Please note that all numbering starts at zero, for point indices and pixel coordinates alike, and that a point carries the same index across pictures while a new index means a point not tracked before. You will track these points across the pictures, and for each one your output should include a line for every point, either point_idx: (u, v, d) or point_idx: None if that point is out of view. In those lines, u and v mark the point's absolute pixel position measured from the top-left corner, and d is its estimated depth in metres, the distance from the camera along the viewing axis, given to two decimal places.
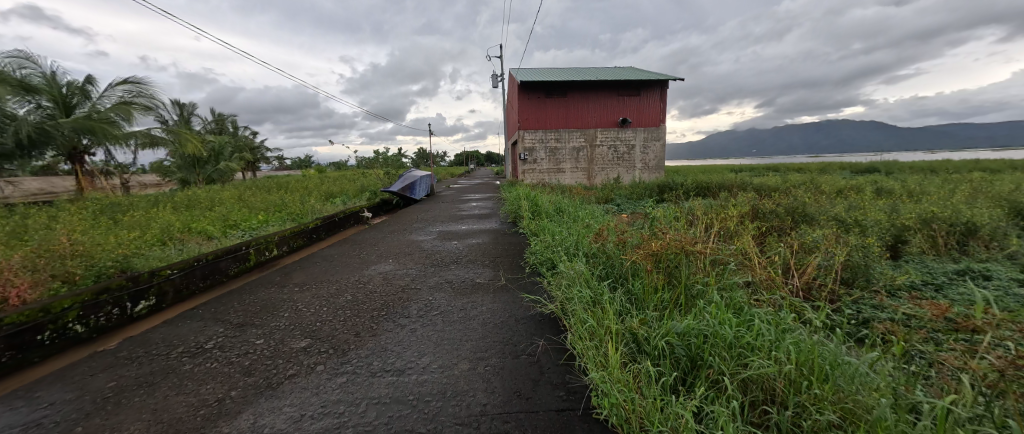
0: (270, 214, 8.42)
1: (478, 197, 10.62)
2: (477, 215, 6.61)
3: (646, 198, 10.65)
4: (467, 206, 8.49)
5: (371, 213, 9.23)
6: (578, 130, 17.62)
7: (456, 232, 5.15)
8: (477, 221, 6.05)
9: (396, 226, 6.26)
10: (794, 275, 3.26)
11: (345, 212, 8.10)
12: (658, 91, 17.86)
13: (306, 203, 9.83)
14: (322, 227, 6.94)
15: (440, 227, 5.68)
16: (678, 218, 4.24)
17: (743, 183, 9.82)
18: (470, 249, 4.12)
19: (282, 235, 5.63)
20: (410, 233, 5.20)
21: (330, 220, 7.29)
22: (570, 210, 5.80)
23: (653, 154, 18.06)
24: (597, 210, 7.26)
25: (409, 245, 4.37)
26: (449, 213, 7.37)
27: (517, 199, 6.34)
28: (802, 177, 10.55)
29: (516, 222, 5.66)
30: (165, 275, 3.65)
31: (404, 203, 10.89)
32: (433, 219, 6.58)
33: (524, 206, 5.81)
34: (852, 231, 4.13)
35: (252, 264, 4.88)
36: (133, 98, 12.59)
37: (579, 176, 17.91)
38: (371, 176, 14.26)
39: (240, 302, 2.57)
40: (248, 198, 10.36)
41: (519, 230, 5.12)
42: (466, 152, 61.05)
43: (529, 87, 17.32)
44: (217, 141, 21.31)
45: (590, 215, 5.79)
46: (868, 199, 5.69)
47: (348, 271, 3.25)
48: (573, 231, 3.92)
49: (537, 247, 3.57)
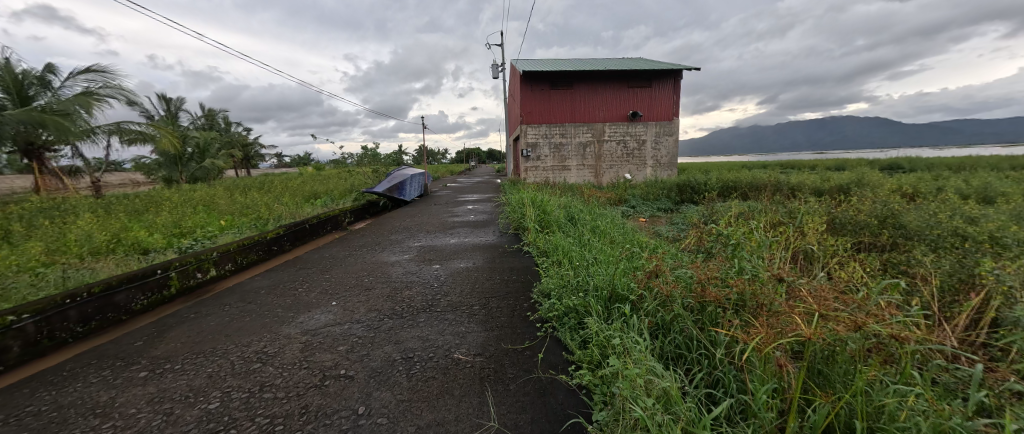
0: (234, 220, 7.27)
1: (475, 200, 9.39)
2: (470, 225, 5.40)
3: (666, 199, 9.43)
4: (462, 210, 7.34)
5: (352, 217, 8.10)
6: (585, 124, 16.39)
7: (442, 250, 3.96)
8: (469, 233, 4.85)
9: (371, 237, 5.05)
10: (962, 332, 2.04)
11: (320, 217, 6.97)
12: (671, 82, 16.57)
13: (280, 205, 8.66)
14: (286, 236, 5.78)
15: (422, 240, 4.47)
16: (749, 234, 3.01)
17: (779, 182, 8.55)
18: (454, 280, 2.92)
19: (226, 250, 4.49)
20: (382, 251, 3.98)
21: (298, 227, 6.16)
22: (585, 219, 4.61)
23: (665, 150, 16.80)
24: (614, 216, 6.03)
25: (375, 271, 3.19)
26: (438, 220, 6.20)
27: (519, 205, 5.14)
28: (842, 176, 9.31)
29: (518, 234, 4.49)
30: (5, 323, 2.51)
31: (391, 205, 9.71)
32: (417, 228, 5.37)
33: (529, 213, 4.61)
34: (993, 252, 2.91)
35: (174, 292, 3.74)
36: (97, 88, 11.44)
37: (586, 173, 16.70)
38: (360, 174, 13.10)
39: (14, 414, 1.41)
40: (217, 199, 9.23)
41: (523, 246, 3.94)
42: (467, 151, 59.38)
43: (531, 78, 16.12)
44: (203, 137, 20.20)
45: (612, 226, 4.59)
46: (967, 206, 4.45)
47: (256, 328, 2.07)
48: (601, 258, 2.73)
49: (553, 285, 2.39)
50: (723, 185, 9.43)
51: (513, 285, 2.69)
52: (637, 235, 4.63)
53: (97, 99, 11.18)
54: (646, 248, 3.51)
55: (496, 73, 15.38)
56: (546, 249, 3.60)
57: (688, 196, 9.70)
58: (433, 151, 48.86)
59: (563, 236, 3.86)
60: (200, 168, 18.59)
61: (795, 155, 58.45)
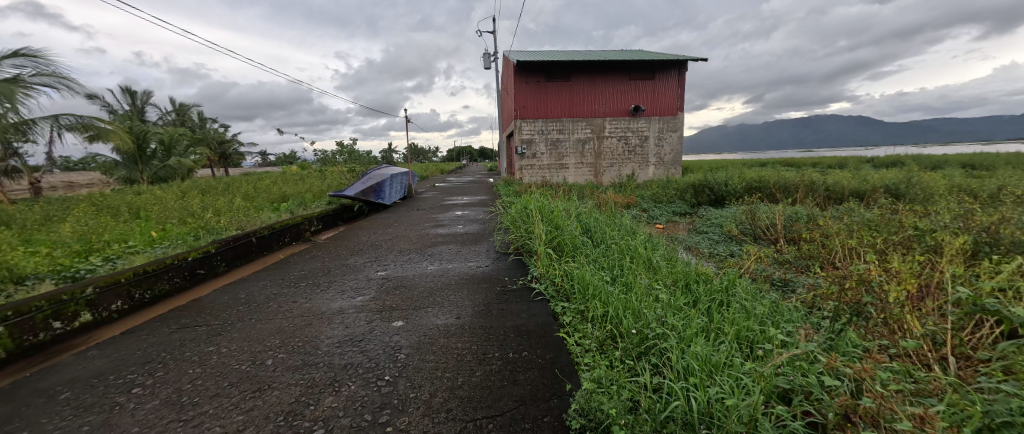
0: (167, 232, 5.94)
1: (464, 204, 8.13)
2: (457, 241, 4.15)
3: (681, 204, 8.32)
4: (448, 219, 6.10)
5: (318, 225, 6.84)
6: (583, 119, 15.25)
7: (413, 286, 2.72)
8: (455, 255, 3.60)
9: (326, 257, 3.78)
10: None
11: (274, 227, 5.72)
12: (676, 74, 15.39)
13: (233, 210, 7.36)
14: (219, 255, 4.52)
15: (390, 268, 3.22)
16: (911, 284, 1.87)
17: (813, 181, 7.43)
18: (424, 360, 1.70)
19: (115, 283, 3.27)
20: (327, 288, 2.73)
21: (239, 242, 4.90)
22: (609, 240, 3.41)
23: (669, 147, 15.70)
24: (637, 227, 4.85)
25: (298, 336, 1.96)
26: (418, 232, 4.96)
27: (520, 215, 3.89)
28: (881, 175, 8.20)
29: (520, 259, 3.28)
30: None
31: (368, 209, 8.41)
32: (389, 246, 4.12)
33: (535, 229, 3.38)
34: None
35: (6, 356, 2.53)
36: (25, 75, 9.84)
37: (585, 172, 15.56)
38: (336, 174, 11.77)
39: None
40: (161, 203, 7.87)
41: (529, 279, 2.72)
42: (458, 149, 57.67)
43: (526, 69, 14.92)
44: (168, 133, 18.68)
45: (648, 248, 3.42)
46: None
47: None
48: (686, 342, 1.56)
49: (607, 412, 1.22)
50: (745, 185, 8.30)
51: (525, 384, 1.49)
52: (679, 258, 3.48)
53: (23, 87, 9.61)
54: (720, 294, 2.33)
55: (487, 63, 14.11)
56: (571, 293, 2.41)
57: (705, 198, 8.56)
58: (422, 148, 47.34)
59: (590, 271, 2.65)
60: (162, 167, 17.07)
61: (790, 153, 58.06)
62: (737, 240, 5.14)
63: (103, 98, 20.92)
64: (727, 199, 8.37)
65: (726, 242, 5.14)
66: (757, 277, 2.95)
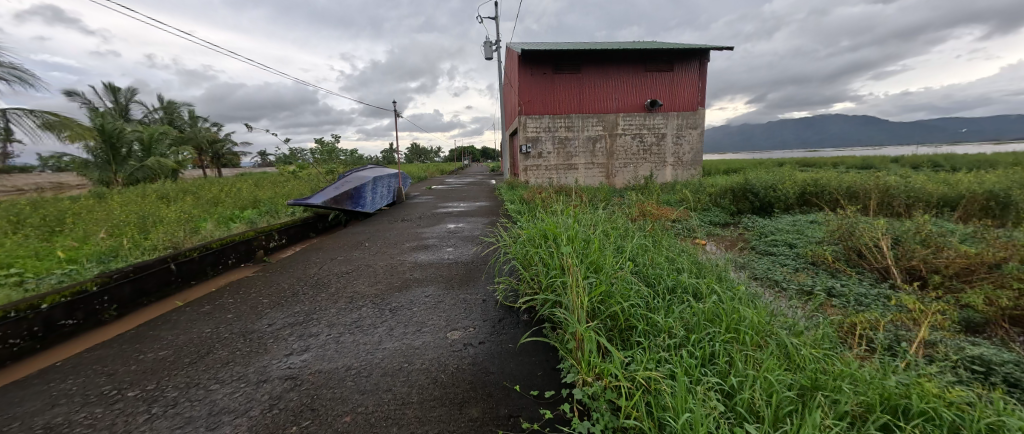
0: (80, 251, 4.66)
1: (458, 212, 6.77)
2: (441, 280, 2.81)
3: (716, 213, 6.94)
4: (436, 234, 4.74)
5: (276, 240, 5.53)
6: (593, 115, 13.88)
7: (330, 407, 1.38)
8: (432, 312, 2.24)
9: (235, 307, 2.45)
10: None
11: (208, 247, 4.43)
12: (696, 64, 13.95)
13: (178, 219, 6.08)
14: (107, 295, 3.24)
15: (317, 346, 1.86)
16: None
17: (891, 184, 5.97)
18: None
19: None
20: (161, 412, 1.39)
21: (145, 272, 3.63)
22: (686, 301, 2.06)
23: (688, 146, 14.30)
24: (691, 253, 3.50)
25: None
26: (391, 257, 3.62)
27: (532, 238, 2.51)
28: (967, 176, 6.72)
29: (538, 330, 1.91)
30: None
31: (345, 218, 7.07)
32: (340, 287, 2.78)
33: (562, 268, 2.01)
34: None
35: None
36: None
37: (595, 173, 14.20)
38: (318, 175, 10.44)
39: None
40: (97, 211, 6.62)
41: (557, 400, 1.37)
42: (459, 149, 56.42)
43: (531, 60, 13.53)
44: (148, 132, 17.52)
45: (749, 305, 2.06)
46: None
47: None
48: None
49: None
50: (797, 190, 6.85)
51: None
52: (799, 320, 2.13)
53: None
54: None
55: (489, 53, 12.76)
56: None
57: (747, 205, 7.11)
58: (422, 148, 46.34)
59: (691, 391, 1.29)
60: (140, 168, 15.92)
61: (800, 154, 56.51)
62: (826, 268, 3.74)
63: (84, 95, 19.87)
64: (774, 206, 6.92)
65: (809, 272, 3.74)
66: (981, 389, 1.58)
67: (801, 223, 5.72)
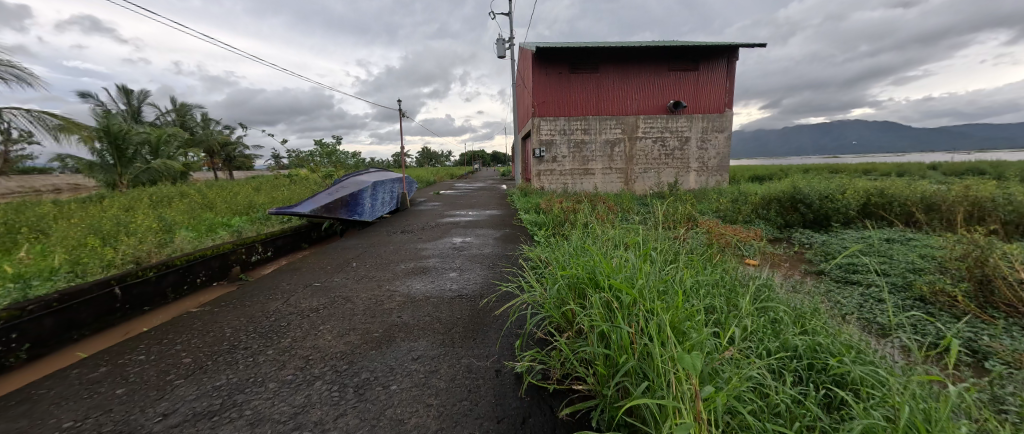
0: (27, 264, 4.02)
1: (466, 223, 6.00)
2: (438, 331, 2.02)
3: (762, 227, 6.02)
4: (438, 252, 3.98)
5: (258, 252, 4.83)
6: (612, 117, 13.03)
7: None
8: (417, 396, 1.46)
9: (137, 374, 1.69)
10: None
11: (169, 264, 3.74)
12: (724, 63, 12.98)
13: (153, 226, 5.43)
14: (15, 332, 2.56)
15: None
16: None
17: (983, 195, 4.99)
18: None
19: None
20: None
21: (77, 299, 2.94)
22: (841, 412, 1.23)
23: (713, 151, 13.32)
24: (773, 286, 2.64)
25: None
26: (378, 287, 2.83)
27: (573, 281, 1.69)
28: None
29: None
30: None
31: (340, 227, 6.36)
32: (297, 337, 1.99)
33: (637, 350, 1.20)
34: None
35: None
36: None
37: (612, 179, 13.32)
38: (319, 179, 9.81)
39: None
40: (72, 217, 6.05)
41: None
42: (470, 153, 55.99)
43: (546, 58, 12.77)
44: (155, 133, 17.26)
45: (954, 414, 1.20)
46: None
47: None
48: None
49: None
50: (860, 200, 5.88)
51: None
52: None
53: None
54: None
55: (502, 51, 12.04)
56: None
57: (797, 218, 6.18)
58: (434, 152, 46.09)
59: None
60: (145, 170, 15.56)
61: (823, 160, 54.53)
62: (946, 310, 2.85)
63: (96, 97, 19.80)
64: (832, 219, 5.96)
65: (923, 314, 2.85)
66: None
67: (874, 242, 4.79)
